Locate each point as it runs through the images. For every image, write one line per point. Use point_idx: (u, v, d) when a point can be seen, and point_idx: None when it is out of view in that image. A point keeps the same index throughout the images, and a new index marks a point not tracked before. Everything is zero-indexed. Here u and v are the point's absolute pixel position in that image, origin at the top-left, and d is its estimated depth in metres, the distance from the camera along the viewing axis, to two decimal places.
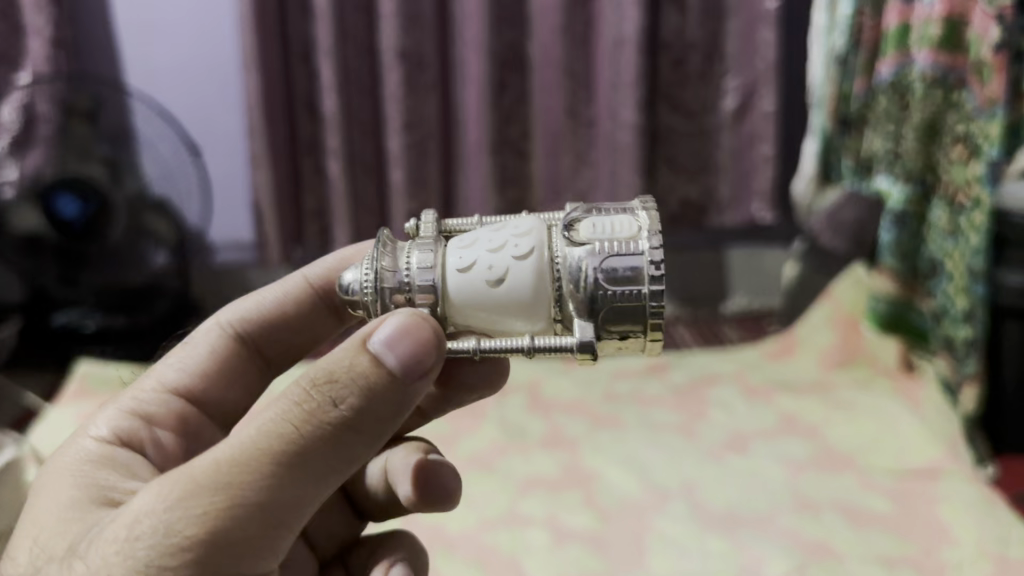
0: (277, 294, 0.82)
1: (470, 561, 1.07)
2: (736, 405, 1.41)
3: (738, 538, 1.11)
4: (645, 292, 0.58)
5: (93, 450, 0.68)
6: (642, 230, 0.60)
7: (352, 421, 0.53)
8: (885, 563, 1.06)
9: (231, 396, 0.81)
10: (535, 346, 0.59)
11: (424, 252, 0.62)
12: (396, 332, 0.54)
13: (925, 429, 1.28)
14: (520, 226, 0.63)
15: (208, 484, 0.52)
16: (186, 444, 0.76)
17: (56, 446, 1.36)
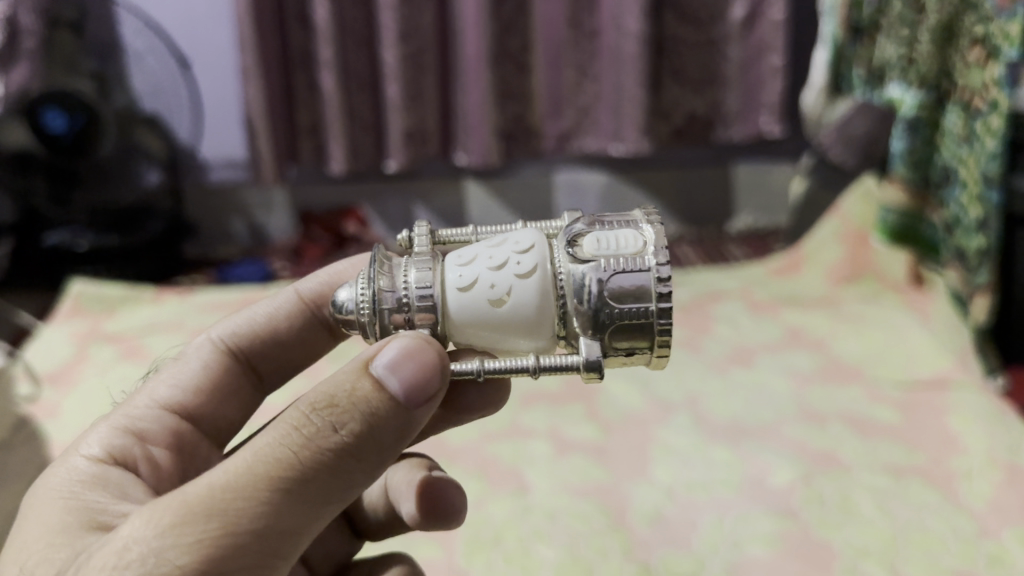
0: (269, 312, 0.78)
1: (471, 471, 1.06)
2: (740, 319, 1.39)
3: (743, 449, 1.09)
4: (652, 309, 0.54)
5: (86, 469, 0.61)
6: (648, 244, 0.55)
7: (353, 448, 0.49)
8: (893, 473, 1.04)
9: (229, 414, 0.75)
10: (541, 366, 0.54)
11: (424, 268, 0.57)
12: (400, 355, 0.50)
13: (933, 339, 1.26)
14: (520, 240, 0.58)
15: (201, 512, 0.47)
16: (184, 464, 0.69)
17: (51, 364, 1.35)
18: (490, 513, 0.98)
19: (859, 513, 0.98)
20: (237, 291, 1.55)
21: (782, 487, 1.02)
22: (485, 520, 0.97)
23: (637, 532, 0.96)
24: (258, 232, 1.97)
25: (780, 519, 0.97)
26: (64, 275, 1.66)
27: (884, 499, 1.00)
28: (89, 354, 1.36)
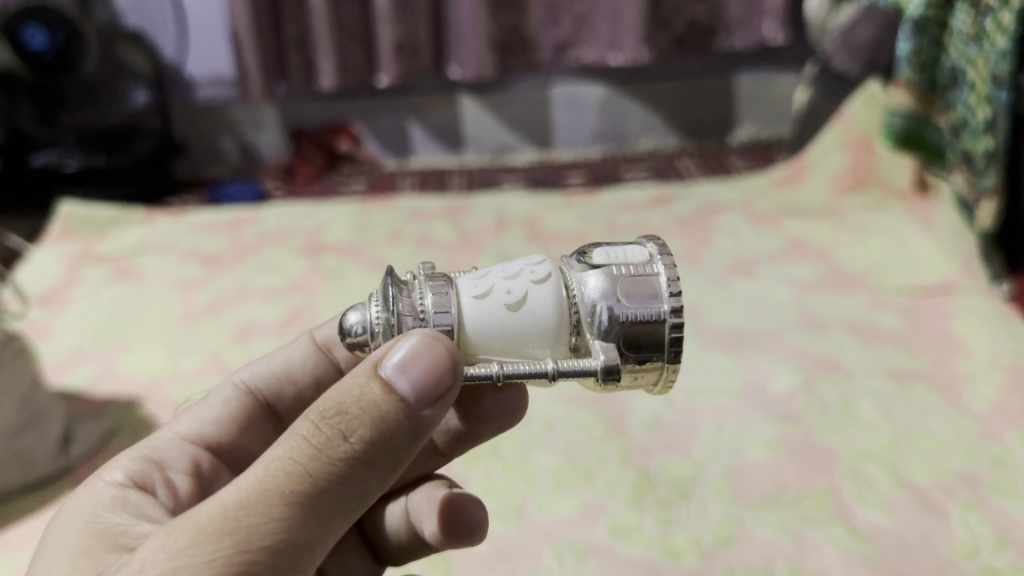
0: (286, 355, 0.71)
1: None
2: (742, 231, 1.37)
3: (743, 356, 1.08)
4: (664, 309, 0.49)
5: (108, 492, 0.56)
6: (653, 254, 0.52)
7: (366, 455, 0.45)
8: (895, 377, 1.03)
9: (250, 452, 0.68)
10: (560, 369, 0.49)
11: (440, 285, 0.52)
12: (409, 354, 0.45)
13: (938, 246, 1.23)
14: (531, 259, 0.54)
15: (214, 531, 0.43)
16: (199, 484, 0.63)
17: (44, 285, 1.34)
18: None
19: (861, 417, 0.96)
20: (229, 211, 1.52)
21: (782, 393, 1.00)
22: None
23: (635, 439, 0.95)
24: (249, 150, 1.93)
25: (780, 423, 0.96)
26: (52, 196, 1.64)
27: (887, 404, 0.98)
28: (81, 275, 1.34)
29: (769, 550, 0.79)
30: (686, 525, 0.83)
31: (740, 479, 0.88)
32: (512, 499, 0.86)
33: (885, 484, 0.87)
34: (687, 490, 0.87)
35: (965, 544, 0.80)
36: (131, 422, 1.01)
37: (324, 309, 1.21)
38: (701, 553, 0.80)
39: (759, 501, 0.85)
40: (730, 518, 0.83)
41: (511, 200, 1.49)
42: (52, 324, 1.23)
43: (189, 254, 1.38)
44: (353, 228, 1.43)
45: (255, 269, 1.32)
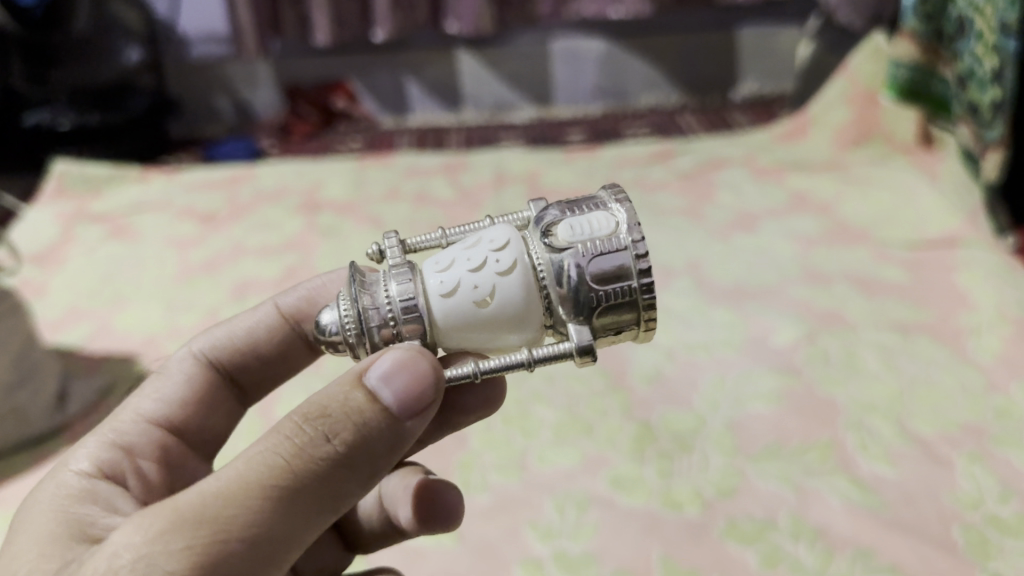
0: (249, 325, 0.69)
1: None
2: (744, 186, 1.35)
3: (744, 310, 1.06)
4: (635, 285, 0.49)
5: (73, 481, 0.56)
6: (620, 221, 0.50)
7: (347, 459, 0.45)
8: (899, 330, 1.02)
9: (211, 428, 0.69)
10: (536, 358, 0.49)
11: (403, 277, 0.51)
12: (395, 366, 0.45)
13: (942, 199, 1.23)
14: (492, 237, 0.52)
15: (190, 520, 0.42)
16: (173, 476, 0.64)
17: (38, 244, 1.32)
18: None
19: (864, 369, 0.95)
20: (225, 169, 1.50)
21: (784, 345, 0.99)
22: None
23: (636, 392, 0.94)
24: (244, 108, 1.90)
25: (783, 376, 0.95)
26: (47, 156, 1.61)
27: (890, 356, 0.97)
28: (76, 234, 1.33)
29: (772, 502, 0.79)
30: (688, 477, 0.82)
31: (742, 432, 0.87)
32: (512, 452, 0.86)
33: (889, 435, 0.86)
34: (688, 443, 0.86)
35: (970, 496, 0.79)
36: (127, 379, 1.00)
37: (323, 265, 1.19)
38: (703, 504, 0.79)
39: (762, 454, 0.84)
40: (732, 469, 0.83)
41: (511, 157, 1.47)
42: (47, 282, 1.22)
43: (185, 212, 1.37)
44: (351, 186, 1.41)
45: (251, 226, 1.31)
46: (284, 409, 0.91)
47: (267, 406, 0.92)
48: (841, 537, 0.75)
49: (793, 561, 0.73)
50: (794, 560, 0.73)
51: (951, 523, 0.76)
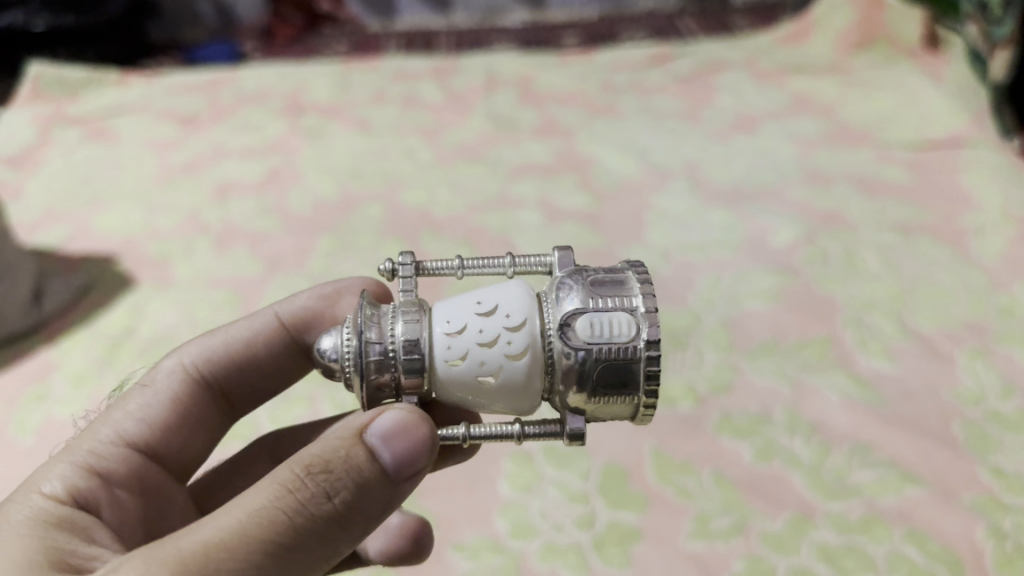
0: (245, 336, 0.64)
1: (458, 240, 1.01)
2: (744, 88, 1.30)
3: (742, 211, 1.03)
4: (638, 391, 0.46)
5: (45, 512, 0.47)
6: (642, 329, 0.46)
7: (343, 518, 0.42)
8: (901, 230, 0.99)
9: (194, 450, 0.61)
10: (527, 433, 0.48)
11: (409, 316, 0.48)
12: (395, 425, 0.43)
13: (948, 99, 1.20)
14: (508, 308, 0.48)
15: (190, 570, 0.38)
16: (151, 506, 0.55)
17: (13, 145, 1.28)
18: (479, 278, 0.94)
19: (864, 267, 0.93)
20: (206, 72, 1.45)
21: (783, 245, 0.97)
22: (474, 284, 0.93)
23: None
24: (225, 11, 1.84)
25: (781, 275, 0.92)
26: (19, 58, 1.57)
27: (891, 255, 0.95)
28: (53, 137, 1.28)
29: (768, 397, 0.77)
30: (681, 372, 0.80)
31: (738, 328, 0.85)
32: None
33: (889, 332, 0.84)
34: (682, 340, 0.84)
35: (971, 392, 0.77)
36: (105, 278, 0.97)
37: (308, 167, 1.15)
38: (697, 400, 0.77)
39: (758, 350, 0.82)
40: (727, 365, 0.81)
41: (502, 59, 1.42)
42: (24, 184, 1.18)
43: (165, 115, 1.32)
44: (336, 88, 1.36)
45: (233, 128, 1.26)
46: None
47: (251, 307, 0.91)
48: (838, 432, 0.73)
49: (788, 454, 0.71)
50: (790, 453, 0.71)
51: (950, 419, 0.75)
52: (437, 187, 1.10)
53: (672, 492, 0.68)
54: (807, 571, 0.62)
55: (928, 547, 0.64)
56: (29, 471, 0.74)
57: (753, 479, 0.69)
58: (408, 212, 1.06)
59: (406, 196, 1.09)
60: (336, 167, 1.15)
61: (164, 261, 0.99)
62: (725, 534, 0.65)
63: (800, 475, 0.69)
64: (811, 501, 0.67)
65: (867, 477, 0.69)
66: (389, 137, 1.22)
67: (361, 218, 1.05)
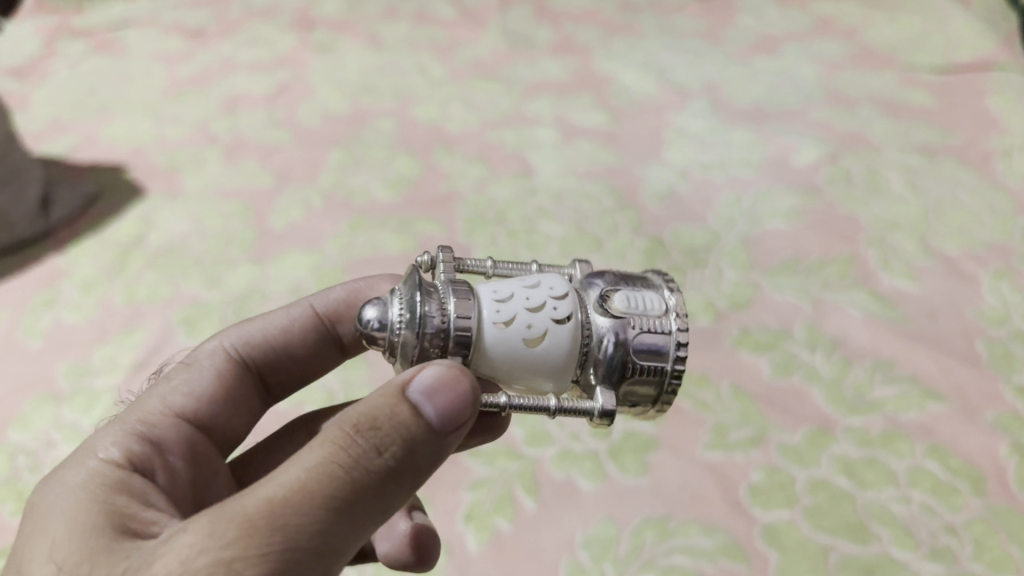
0: (282, 319, 0.58)
1: (471, 156, 0.98)
2: (767, 9, 1.27)
3: (764, 130, 1.00)
4: (667, 367, 0.44)
5: (99, 475, 0.43)
6: (669, 308, 0.45)
7: (397, 473, 0.37)
8: (926, 152, 0.96)
9: (236, 427, 0.55)
10: (562, 407, 0.42)
11: (460, 291, 0.43)
12: (437, 375, 0.38)
13: (975, 23, 1.16)
14: (551, 282, 0.44)
15: (252, 533, 0.34)
16: (196, 477, 0.50)
17: (18, 56, 1.25)
18: (493, 194, 0.92)
19: (887, 188, 0.91)
20: None
21: (805, 166, 0.94)
22: (488, 201, 0.91)
23: (648, 210, 0.89)
24: None
25: (802, 194, 0.90)
26: None
27: (915, 177, 0.92)
28: (58, 49, 1.26)
29: (788, 312, 0.75)
30: (699, 288, 0.79)
31: (758, 246, 0.83)
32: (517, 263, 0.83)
33: (913, 252, 0.82)
34: (701, 258, 0.83)
35: (996, 311, 0.76)
36: (114, 187, 0.95)
37: (318, 82, 1.12)
38: (716, 315, 0.76)
39: (779, 268, 0.81)
40: (747, 282, 0.79)
41: None
42: (30, 95, 1.16)
43: (172, 29, 1.29)
44: (346, 0, 1.32)
45: (241, 42, 1.23)
46: (279, 220, 0.88)
47: (261, 217, 0.89)
48: (859, 348, 0.72)
49: (807, 369, 0.70)
50: (809, 368, 0.70)
51: (973, 337, 0.73)
52: (451, 101, 1.07)
53: (690, 404, 0.67)
54: (827, 482, 0.61)
55: (950, 462, 0.62)
56: (38, 373, 0.73)
57: (772, 392, 0.68)
58: (421, 127, 1.03)
59: (418, 111, 1.06)
60: (347, 82, 1.12)
61: (172, 171, 0.97)
62: (743, 445, 0.64)
63: (821, 390, 0.68)
64: (832, 415, 0.66)
65: (888, 393, 0.68)
66: (400, 53, 1.19)
67: (372, 131, 1.03)
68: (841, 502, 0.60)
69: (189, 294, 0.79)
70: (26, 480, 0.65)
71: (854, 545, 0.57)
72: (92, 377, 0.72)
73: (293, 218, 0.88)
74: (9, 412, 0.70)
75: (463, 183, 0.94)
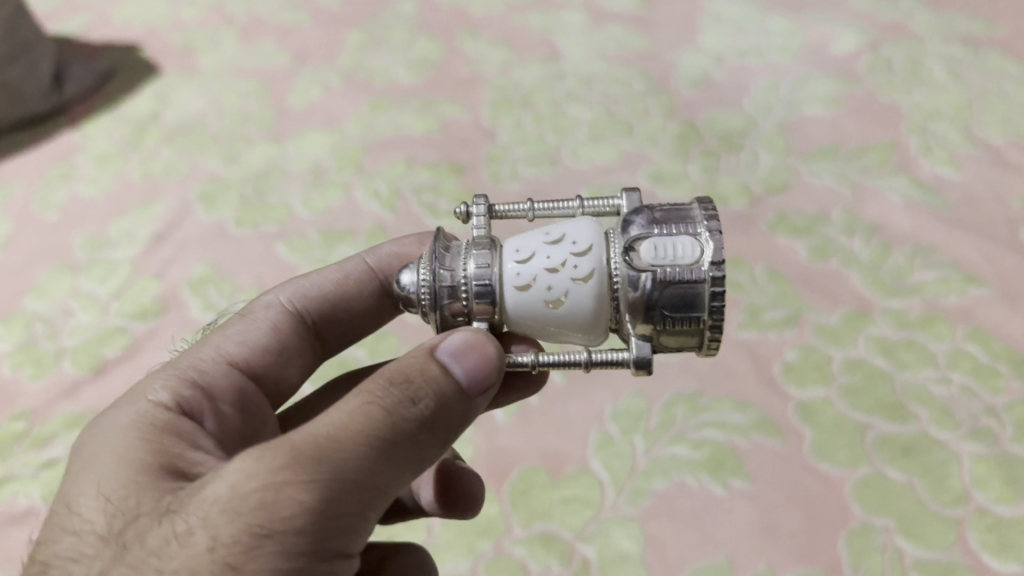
0: (335, 274, 0.50)
1: (496, 39, 0.93)
2: None
3: (803, 18, 0.95)
4: (704, 319, 0.36)
5: (150, 415, 0.38)
6: (704, 254, 0.35)
7: (433, 423, 0.33)
8: (970, 43, 0.90)
9: (288, 381, 0.49)
10: (595, 360, 0.37)
11: (481, 249, 0.39)
12: (464, 339, 0.34)
13: None
14: (576, 234, 0.38)
15: (297, 461, 0.30)
16: (247, 425, 0.44)
17: None
18: (518, 76, 0.88)
19: (928, 78, 0.86)
20: None
21: (843, 55, 0.89)
22: (514, 83, 0.87)
23: (681, 95, 0.85)
24: None
25: (842, 82, 0.86)
26: None
27: (958, 67, 0.87)
28: None
29: (826, 197, 0.73)
30: (734, 172, 0.76)
31: (796, 132, 0.80)
32: (545, 148, 0.79)
33: (956, 139, 0.79)
34: (736, 143, 0.79)
35: None
36: (129, 66, 0.92)
37: None
38: (752, 200, 0.73)
39: (817, 153, 0.78)
40: (783, 167, 0.76)
41: None
42: None
43: None
44: None
45: None
46: (298, 98, 0.85)
47: (279, 96, 0.86)
48: (899, 233, 0.69)
49: (845, 254, 0.68)
50: (848, 253, 0.68)
51: (1018, 226, 0.70)
52: None
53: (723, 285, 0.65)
54: (863, 362, 0.60)
55: (992, 345, 0.60)
56: (55, 244, 0.72)
57: (810, 274, 0.66)
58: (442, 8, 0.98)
59: None
60: None
61: (188, 50, 0.94)
62: (778, 324, 0.62)
63: (859, 273, 0.66)
64: (870, 297, 0.64)
65: (928, 278, 0.65)
66: None
67: (391, 12, 0.98)
68: (877, 382, 0.59)
69: (207, 170, 0.77)
70: (43, 346, 0.64)
71: (891, 424, 0.57)
72: (110, 249, 0.70)
73: (313, 98, 0.85)
74: (25, 281, 0.69)
75: (486, 66, 0.89)
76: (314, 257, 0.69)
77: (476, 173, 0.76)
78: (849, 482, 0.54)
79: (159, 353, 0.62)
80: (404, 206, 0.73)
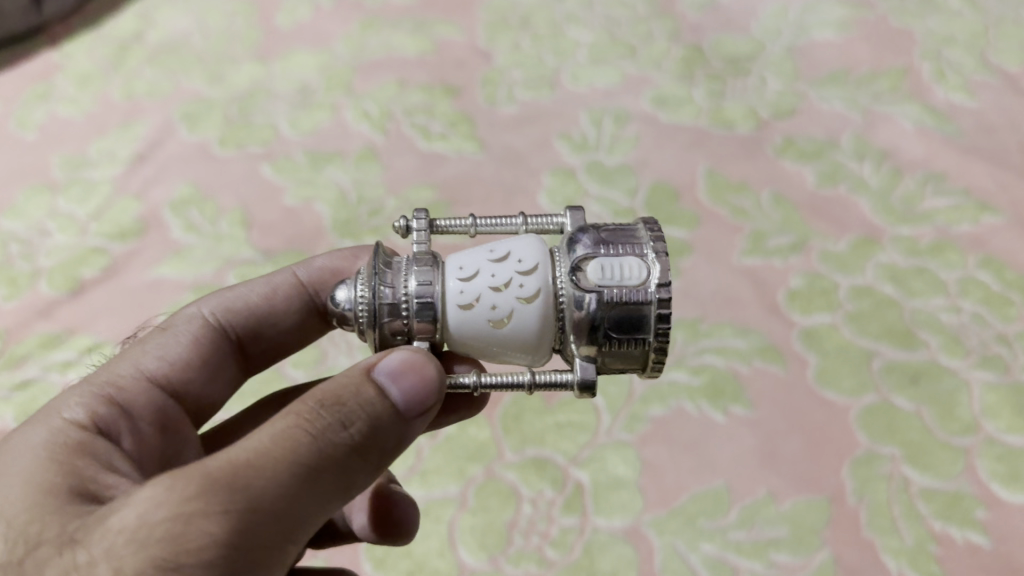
0: (263, 287, 0.46)
1: None
2: None
3: None
4: (648, 340, 0.34)
5: (61, 439, 0.34)
6: (650, 277, 0.34)
7: (363, 449, 0.31)
8: None
9: (211, 399, 0.44)
10: (539, 382, 0.35)
11: (423, 265, 0.35)
12: (401, 359, 0.32)
13: None
14: (520, 252, 0.35)
15: (213, 490, 0.27)
16: (163, 448, 0.40)
17: None
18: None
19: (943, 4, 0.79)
20: None
21: None
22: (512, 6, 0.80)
23: (687, 18, 0.79)
24: None
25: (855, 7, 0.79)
26: None
27: None
28: None
29: (836, 123, 0.70)
30: (741, 97, 0.73)
31: (806, 58, 0.76)
32: (544, 70, 0.75)
33: (971, 66, 0.74)
34: (744, 67, 0.75)
35: None
36: None
37: None
38: (759, 123, 0.70)
39: (826, 78, 0.74)
40: (792, 92, 0.73)
41: None
42: None
43: None
44: None
45: None
46: (286, 16, 0.81)
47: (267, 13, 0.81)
48: (910, 158, 0.66)
49: (854, 180, 0.65)
50: (857, 179, 0.65)
51: None
52: None
53: (726, 211, 0.63)
54: (871, 289, 0.58)
55: (1004, 273, 0.58)
56: (33, 163, 0.69)
57: (817, 200, 0.64)
58: None
59: None
60: None
61: None
62: (783, 251, 0.60)
63: (868, 200, 0.64)
64: (879, 224, 0.62)
65: (940, 205, 0.63)
66: None
67: None
68: (886, 309, 0.57)
69: (191, 90, 0.74)
70: (19, 267, 0.62)
71: (900, 351, 0.55)
72: (89, 169, 0.68)
73: (301, 17, 0.80)
74: (1, 200, 0.67)
75: None
76: (303, 182, 0.66)
77: (470, 96, 0.73)
78: (855, 409, 0.53)
79: (140, 274, 0.61)
80: (396, 129, 0.70)
